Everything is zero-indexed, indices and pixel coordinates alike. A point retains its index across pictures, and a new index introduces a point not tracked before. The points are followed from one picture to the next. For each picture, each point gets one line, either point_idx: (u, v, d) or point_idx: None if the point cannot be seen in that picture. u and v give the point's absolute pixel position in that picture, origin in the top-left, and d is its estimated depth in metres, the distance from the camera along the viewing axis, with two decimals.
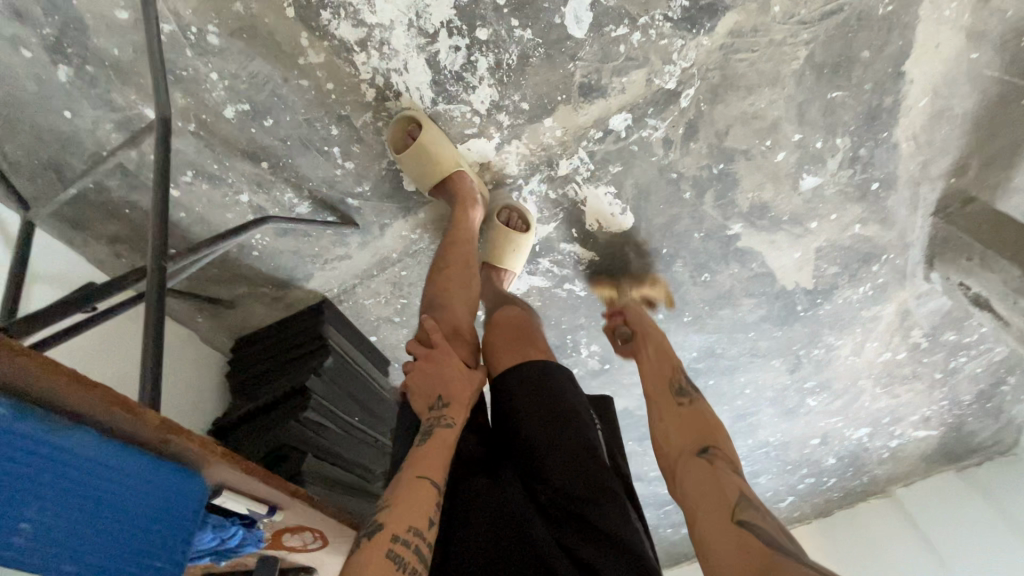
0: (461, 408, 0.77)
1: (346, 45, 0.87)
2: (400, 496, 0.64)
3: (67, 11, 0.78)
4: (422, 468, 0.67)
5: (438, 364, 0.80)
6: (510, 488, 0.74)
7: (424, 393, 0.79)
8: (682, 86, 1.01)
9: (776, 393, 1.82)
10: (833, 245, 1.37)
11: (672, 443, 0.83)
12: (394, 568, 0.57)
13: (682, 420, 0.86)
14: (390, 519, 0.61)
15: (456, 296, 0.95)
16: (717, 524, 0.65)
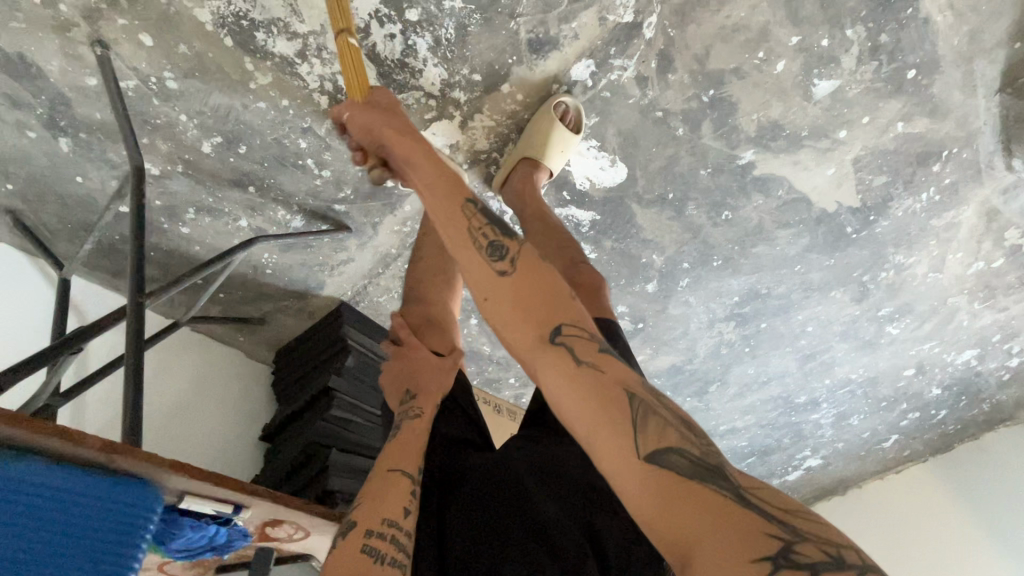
0: (429, 398, 0.78)
1: (287, 60, 0.89)
2: (373, 488, 0.65)
3: (50, 89, 0.88)
4: (394, 460, 0.68)
5: (407, 359, 0.84)
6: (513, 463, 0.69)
7: (396, 387, 0.81)
8: (642, 15, 0.92)
9: (847, 327, 1.64)
10: (874, 153, 1.20)
11: (517, 336, 0.58)
12: (371, 560, 0.57)
13: (515, 296, 0.59)
14: (362, 515, 0.62)
15: (434, 282, 0.97)
16: (619, 450, 0.50)
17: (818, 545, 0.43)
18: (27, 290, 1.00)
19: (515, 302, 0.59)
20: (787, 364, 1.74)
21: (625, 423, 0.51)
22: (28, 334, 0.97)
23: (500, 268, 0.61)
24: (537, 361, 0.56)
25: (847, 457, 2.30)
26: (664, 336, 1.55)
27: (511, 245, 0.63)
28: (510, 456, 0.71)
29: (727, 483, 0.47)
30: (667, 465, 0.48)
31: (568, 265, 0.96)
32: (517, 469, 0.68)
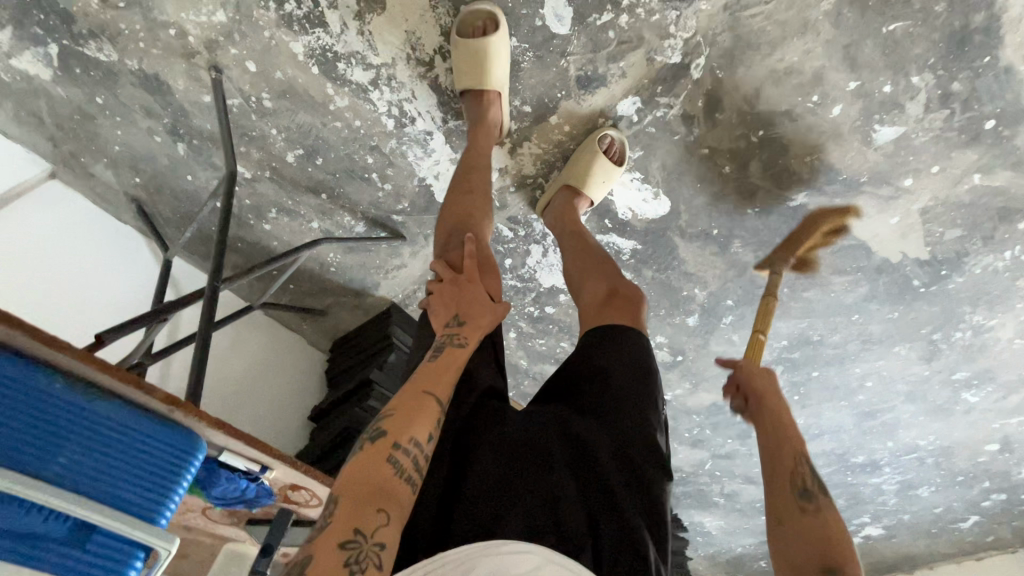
0: (478, 331, 0.70)
1: (362, 86, 1.02)
2: (402, 404, 0.58)
3: (175, 103, 1.07)
4: (428, 383, 0.61)
5: (464, 286, 0.75)
6: (545, 431, 0.68)
7: (439, 315, 0.72)
8: (689, 57, 0.96)
9: (914, 388, 1.52)
10: (945, 204, 1.13)
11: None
12: (392, 472, 0.53)
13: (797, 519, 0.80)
14: (391, 422, 0.56)
15: (481, 219, 0.89)
16: None
17: None
18: (137, 259, 1.22)
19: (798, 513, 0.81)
20: (843, 419, 1.63)
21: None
22: (134, 303, 1.17)
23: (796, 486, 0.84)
24: None
25: (916, 533, 2.07)
26: (706, 372, 1.52)
27: (821, 500, 0.69)
28: (544, 424, 0.70)
29: None
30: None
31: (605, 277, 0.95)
32: (545, 438, 0.68)
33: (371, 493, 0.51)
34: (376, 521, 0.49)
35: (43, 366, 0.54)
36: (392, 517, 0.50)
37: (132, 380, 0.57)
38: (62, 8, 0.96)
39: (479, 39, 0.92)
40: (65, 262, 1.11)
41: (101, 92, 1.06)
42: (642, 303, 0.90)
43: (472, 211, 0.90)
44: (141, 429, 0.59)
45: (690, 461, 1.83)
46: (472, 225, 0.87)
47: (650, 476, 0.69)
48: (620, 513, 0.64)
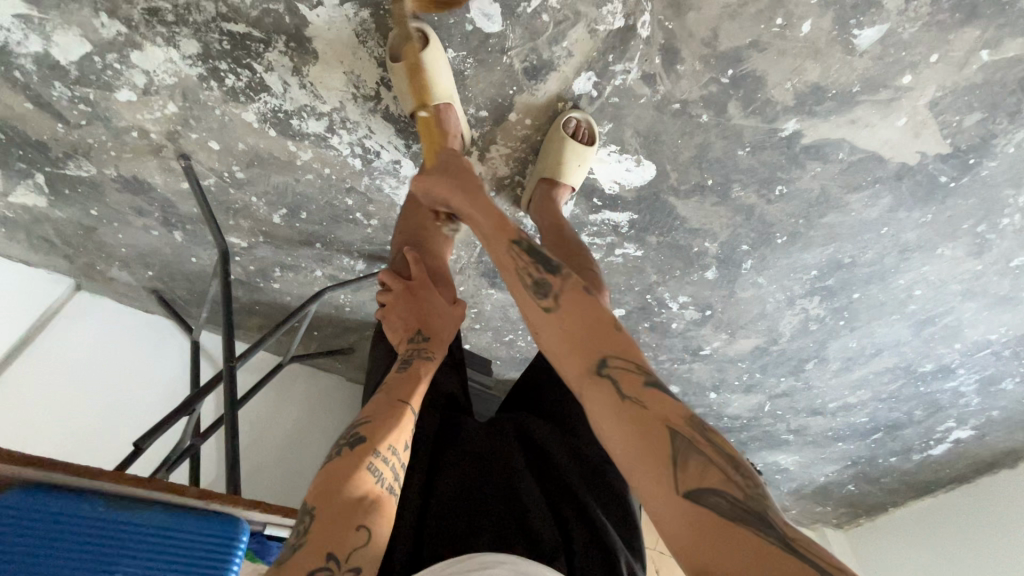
0: (440, 345, 0.81)
1: (320, 136, 1.03)
2: (381, 413, 0.66)
3: (159, 197, 1.11)
4: (401, 395, 0.69)
5: (421, 296, 0.85)
6: (509, 443, 0.78)
7: (404, 326, 0.83)
8: (633, 17, 0.91)
9: (970, 284, 1.41)
10: (955, 90, 1.02)
11: (569, 370, 0.62)
12: (372, 479, 0.59)
13: (571, 342, 0.64)
14: (372, 432, 0.63)
15: (433, 233, 0.96)
16: (658, 492, 0.48)
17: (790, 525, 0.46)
18: (168, 344, 1.30)
19: (564, 334, 0.65)
20: (899, 332, 1.54)
21: (667, 463, 0.49)
22: (177, 386, 1.26)
23: (547, 305, 0.68)
24: (583, 394, 0.60)
25: (1010, 427, 1.94)
26: (740, 319, 1.46)
27: (555, 282, 0.70)
28: (508, 435, 0.80)
29: (774, 529, 0.43)
30: (710, 503, 0.46)
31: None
32: (510, 447, 0.77)
33: (353, 506, 0.56)
34: (358, 539, 0.53)
35: (74, 491, 0.60)
36: (372, 528, 0.56)
37: (161, 486, 0.62)
38: (36, 140, 1.02)
39: (412, 57, 0.89)
40: (107, 369, 1.20)
41: (92, 204, 1.12)
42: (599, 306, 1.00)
43: (424, 231, 0.95)
44: (182, 526, 0.63)
45: (748, 406, 1.79)
46: (424, 245, 0.94)
47: (610, 478, 0.78)
48: (585, 514, 0.72)
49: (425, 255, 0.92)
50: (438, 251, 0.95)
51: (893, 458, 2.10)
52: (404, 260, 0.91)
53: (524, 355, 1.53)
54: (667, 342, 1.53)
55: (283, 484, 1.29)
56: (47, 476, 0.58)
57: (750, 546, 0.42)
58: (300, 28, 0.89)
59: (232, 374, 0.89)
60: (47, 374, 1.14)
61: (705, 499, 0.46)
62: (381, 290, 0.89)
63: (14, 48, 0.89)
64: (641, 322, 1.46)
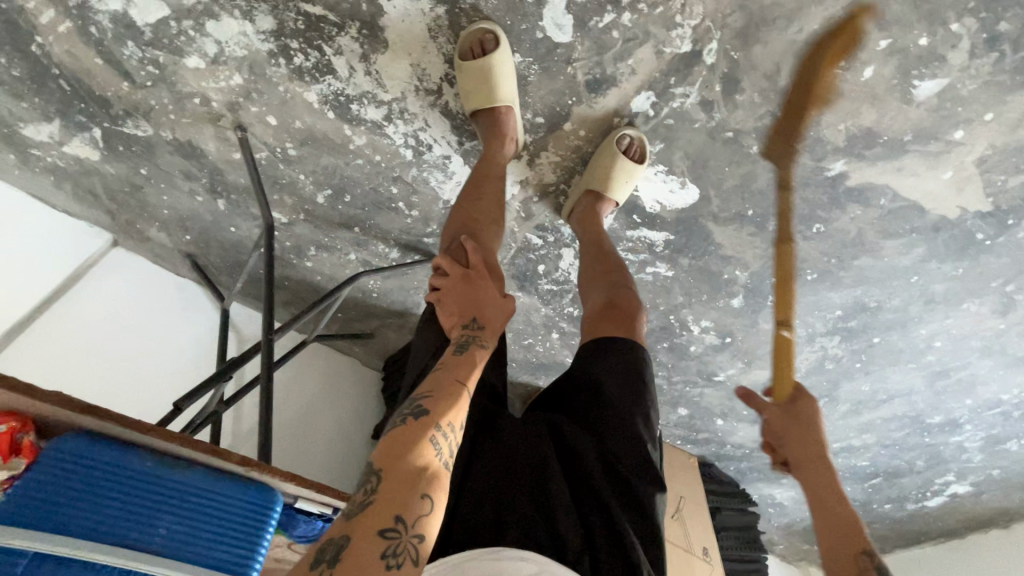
0: (493, 334, 0.81)
1: (377, 123, 1.04)
2: (441, 389, 0.67)
3: (210, 164, 1.13)
4: (461, 374, 0.70)
5: (476, 286, 0.85)
6: (541, 443, 0.79)
7: (459, 311, 0.83)
8: (700, 43, 0.92)
9: (990, 342, 1.42)
10: (1004, 151, 1.04)
11: None
12: (435, 451, 0.61)
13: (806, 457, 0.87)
14: (434, 406, 0.64)
15: (487, 226, 0.97)
16: None
17: None
18: (199, 310, 1.32)
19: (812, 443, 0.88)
20: (912, 381, 1.55)
21: None
22: (201, 350, 1.28)
23: None
24: None
25: (1008, 487, 1.94)
26: (758, 350, 1.47)
27: None
28: (541, 434, 0.81)
29: None
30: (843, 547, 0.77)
31: (611, 287, 1.05)
32: (542, 447, 0.78)
33: (417, 474, 0.57)
34: (424, 507, 0.55)
35: (126, 443, 0.61)
36: (435, 497, 0.57)
37: (208, 449, 0.63)
38: (99, 95, 1.03)
39: (482, 58, 0.91)
40: (139, 327, 1.22)
41: (143, 163, 1.14)
42: (637, 315, 1.01)
43: (478, 220, 0.97)
44: (219, 490, 0.64)
45: (752, 436, 1.80)
46: (478, 234, 0.95)
47: (638, 487, 0.79)
48: (610, 519, 0.74)
49: (480, 246, 0.93)
50: (490, 243, 0.96)
51: (887, 505, 2.10)
52: (459, 248, 0.92)
53: (539, 360, 1.54)
54: (682, 365, 1.54)
55: (297, 458, 1.30)
56: (99, 426, 0.59)
57: None
58: (375, 16, 0.91)
59: (271, 345, 0.91)
60: (81, 324, 1.15)
61: None
62: (435, 273, 0.88)
63: (94, 4, 0.91)
64: (660, 341, 1.47)
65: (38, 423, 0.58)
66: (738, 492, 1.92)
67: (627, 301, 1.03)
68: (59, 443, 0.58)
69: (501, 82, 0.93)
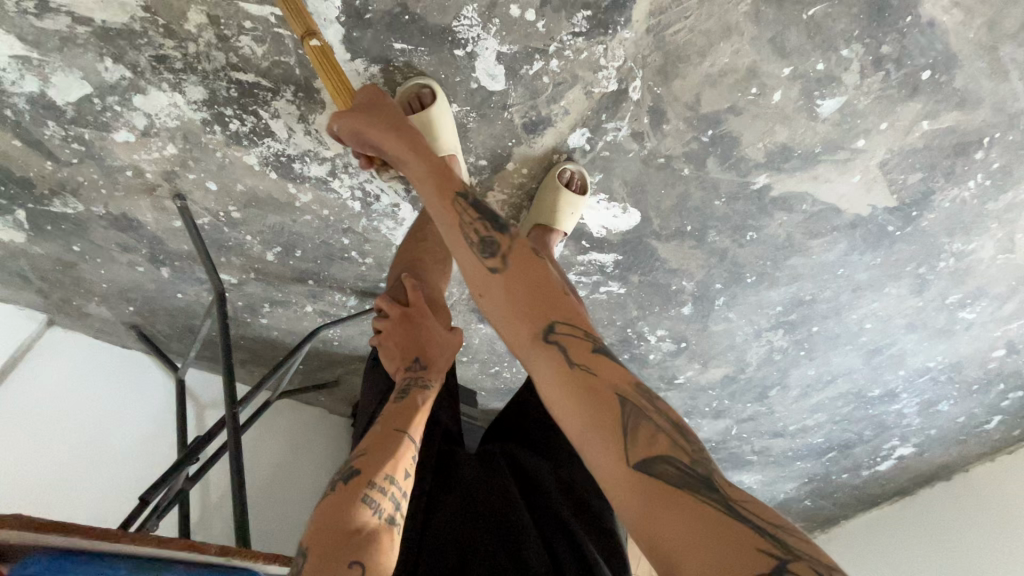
0: (438, 373, 0.82)
1: (321, 179, 1.05)
2: (377, 445, 0.68)
3: (148, 235, 1.10)
4: (399, 423, 0.72)
5: (418, 325, 0.86)
6: (502, 474, 0.82)
7: (402, 353, 0.84)
8: (626, 82, 0.98)
9: (912, 317, 1.56)
10: (901, 153, 1.15)
11: (516, 331, 0.66)
12: (369, 510, 0.61)
13: (427, 168, 0.78)
14: (366, 465, 0.66)
15: (431, 264, 0.99)
16: (604, 455, 0.55)
17: (692, 473, 0.52)
18: (151, 384, 1.27)
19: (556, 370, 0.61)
20: (851, 361, 1.68)
21: (619, 430, 0.55)
22: (159, 421, 1.23)
23: (492, 266, 0.70)
24: (533, 358, 0.64)
25: (945, 444, 2.12)
26: (712, 350, 1.56)
27: (502, 241, 0.72)
28: (499, 464, 0.83)
29: (718, 495, 0.50)
30: (655, 471, 0.52)
31: None
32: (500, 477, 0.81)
33: (347, 540, 0.58)
34: (353, 574, 0.55)
35: (98, 554, 0.59)
36: (367, 563, 0.57)
37: (183, 545, 0.61)
38: (21, 177, 0.99)
39: (421, 112, 0.93)
40: (88, 411, 1.16)
41: (75, 240, 1.09)
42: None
43: (425, 262, 0.98)
44: None
45: (717, 429, 1.90)
46: (422, 274, 0.96)
47: (595, 506, 0.82)
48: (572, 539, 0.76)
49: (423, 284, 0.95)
50: (435, 281, 0.98)
51: (845, 474, 2.24)
52: (402, 286, 0.93)
53: (508, 386, 1.56)
54: (644, 372, 1.61)
55: (268, 522, 1.27)
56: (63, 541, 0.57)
57: (700, 511, 0.49)
58: (309, 79, 0.92)
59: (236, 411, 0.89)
60: (21, 418, 1.09)
61: (641, 449, 0.54)
62: (377, 315, 0.89)
63: (8, 87, 0.87)
64: (621, 353, 1.53)
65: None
66: None
67: None
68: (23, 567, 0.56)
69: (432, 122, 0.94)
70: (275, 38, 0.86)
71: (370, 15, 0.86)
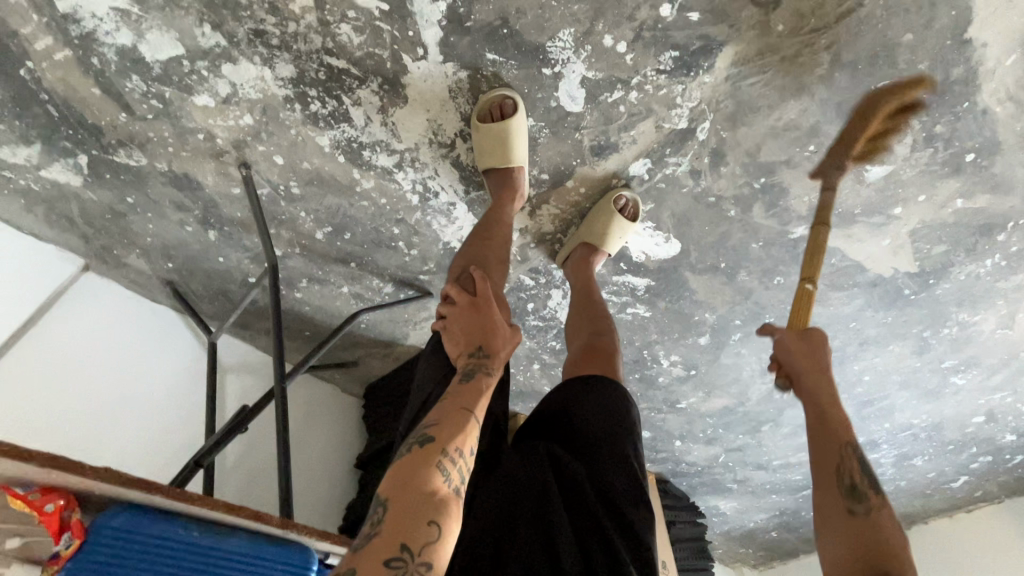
0: (500, 362, 0.82)
1: (387, 169, 1.07)
2: (447, 417, 0.70)
3: (204, 197, 1.11)
4: (466, 402, 0.73)
5: (484, 313, 0.87)
6: (542, 471, 0.82)
7: (466, 339, 0.85)
8: (695, 122, 1.02)
9: (907, 375, 1.64)
10: (931, 225, 1.22)
11: (841, 559, 0.68)
12: (441, 477, 0.63)
13: (813, 422, 0.80)
14: (440, 434, 0.67)
15: (495, 260, 1.00)
16: None
17: None
18: (176, 341, 1.28)
19: (854, 539, 0.68)
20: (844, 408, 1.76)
21: None
22: (181, 380, 1.25)
23: (849, 502, 0.71)
24: None
25: (912, 496, 2.22)
26: (717, 381, 1.62)
27: (874, 499, 0.71)
28: (539, 461, 0.84)
29: None
30: None
31: (593, 332, 1.14)
32: (541, 473, 0.82)
33: (425, 501, 0.60)
34: (429, 534, 0.57)
35: (172, 513, 0.63)
36: (443, 525, 0.59)
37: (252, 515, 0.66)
38: (91, 124, 0.99)
39: (501, 122, 0.96)
40: (116, 361, 1.16)
41: (130, 192, 1.09)
42: (616, 354, 1.09)
43: (489, 255, 1.00)
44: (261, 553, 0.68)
45: (705, 455, 1.96)
46: (488, 268, 0.98)
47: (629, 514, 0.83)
48: (609, 548, 0.77)
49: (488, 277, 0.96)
50: (497, 276, 0.99)
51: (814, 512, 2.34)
52: (469, 278, 0.95)
53: (519, 389, 1.60)
54: (649, 392, 1.66)
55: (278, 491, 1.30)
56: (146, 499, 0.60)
57: None
58: (398, 74, 0.94)
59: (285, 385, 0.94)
60: (51, 362, 1.08)
61: None
62: (443, 300, 0.91)
63: (101, 36, 0.88)
64: (632, 372, 1.58)
65: (81, 499, 0.59)
66: (690, 506, 2.08)
67: (605, 343, 1.11)
68: (104, 520, 0.59)
69: (511, 131, 0.97)
70: (374, 30, 0.88)
71: (471, 23, 0.88)
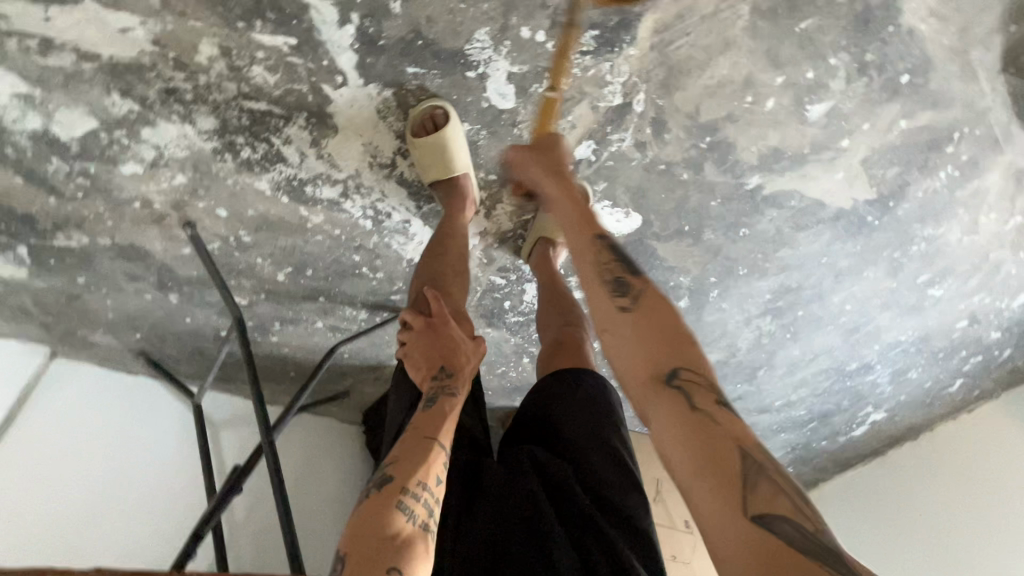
0: (463, 379, 0.87)
1: (333, 201, 1.05)
2: (410, 453, 0.73)
3: (156, 263, 1.08)
4: (430, 431, 0.76)
5: (441, 333, 0.91)
6: (528, 480, 0.83)
7: (427, 363, 0.89)
8: (630, 95, 1.02)
9: (887, 297, 1.66)
10: (881, 151, 1.23)
11: (634, 369, 0.72)
12: (403, 516, 0.66)
13: (580, 248, 0.86)
14: (400, 473, 0.70)
15: (451, 278, 1.03)
16: (714, 490, 0.60)
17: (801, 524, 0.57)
18: (162, 409, 1.25)
19: (647, 348, 0.72)
20: (832, 339, 1.78)
21: (741, 478, 0.59)
22: (173, 447, 1.22)
23: (621, 304, 0.77)
24: (650, 397, 0.69)
25: None
26: (705, 338, 1.64)
27: (636, 287, 0.79)
28: (524, 470, 0.85)
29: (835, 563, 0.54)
30: (774, 526, 0.56)
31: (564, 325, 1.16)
32: (528, 483, 0.83)
33: (385, 545, 0.62)
34: None
35: None
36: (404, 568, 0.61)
37: None
38: (24, 213, 0.97)
39: (435, 134, 0.95)
40: (103, 444, 1.16)
41: (80, 272, 1.07)
42: (586, 346, 1.11)
43: (444, 274, 1.02)
44: None
45: None
46: (443, 287, 1.02)
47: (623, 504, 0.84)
48: (607, 543, 0.78)
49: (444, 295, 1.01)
50: (454, 292, 1.03)
51: None
52: (424, 299, 0.99)
53: (514, 385, 1.61)
54: None
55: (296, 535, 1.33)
56: None
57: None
58: (322, 105, 0.92)
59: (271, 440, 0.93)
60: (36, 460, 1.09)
61: (759, 495, 0.58)
62: (402, 326, 0.95)
63: (10, 124, 0.86)
64: None
65: None
66: None
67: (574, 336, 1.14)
68: None
69: (447, 142, 0.95)
70: (287, 66, 0.86)
71: (383, 42, 0.86)
